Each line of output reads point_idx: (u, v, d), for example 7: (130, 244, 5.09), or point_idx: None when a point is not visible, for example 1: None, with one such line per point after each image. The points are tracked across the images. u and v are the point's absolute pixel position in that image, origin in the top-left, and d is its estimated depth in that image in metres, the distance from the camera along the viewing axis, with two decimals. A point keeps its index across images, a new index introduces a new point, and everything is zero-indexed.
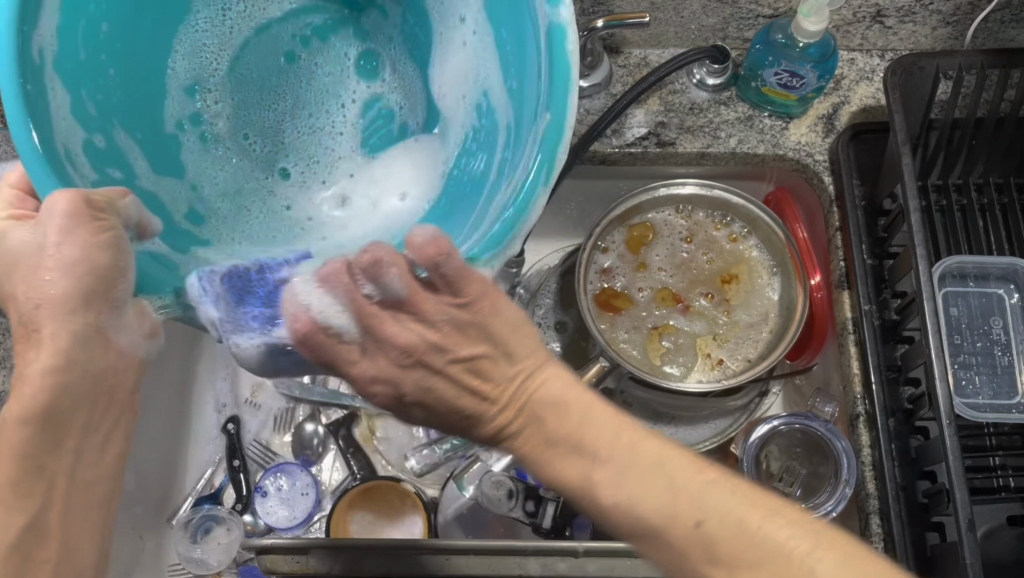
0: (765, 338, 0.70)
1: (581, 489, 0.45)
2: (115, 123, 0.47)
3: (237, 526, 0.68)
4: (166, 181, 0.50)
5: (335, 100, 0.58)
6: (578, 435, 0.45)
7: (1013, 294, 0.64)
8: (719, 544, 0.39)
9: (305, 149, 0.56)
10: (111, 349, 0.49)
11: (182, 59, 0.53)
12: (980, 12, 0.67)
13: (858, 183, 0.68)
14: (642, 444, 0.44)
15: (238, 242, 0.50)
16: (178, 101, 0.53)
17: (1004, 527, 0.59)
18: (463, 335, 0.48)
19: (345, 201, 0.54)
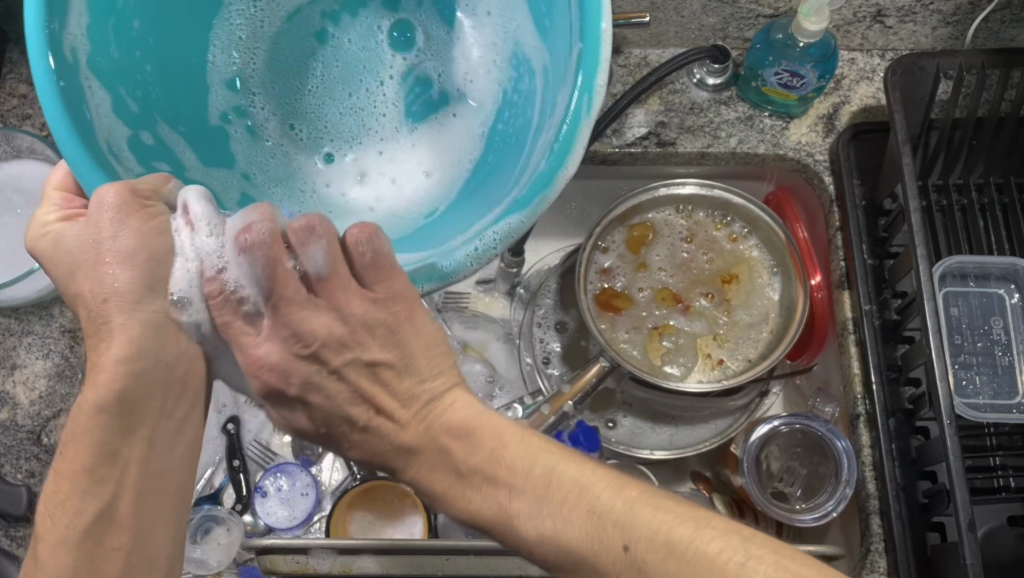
0: (765, 339, 0.70)
1: (503, 518, 0.46)
2: (155, 117, 0.47)
3: (237, 526, 0.68)
4: (216, 172, 0.50)
5: (373, 77, 0.56)
6: (494, 464, 0.46)
7: (1013, 294, 0.64)
8: (648, 562, 0.41)
9: (346, 128, 0.55)
10: (179, 336, 0.48)
11: (221, 53, 0.53)
12: (980, 12, 0.67)
13: (859, 183, 0.68)
14: (559, 466, 0.45)
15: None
16: (222, 93, 0.52)
17: (1004, 527, 0.59)
18: (363, 350, 0.49)
19: (374, 179, 0.53)
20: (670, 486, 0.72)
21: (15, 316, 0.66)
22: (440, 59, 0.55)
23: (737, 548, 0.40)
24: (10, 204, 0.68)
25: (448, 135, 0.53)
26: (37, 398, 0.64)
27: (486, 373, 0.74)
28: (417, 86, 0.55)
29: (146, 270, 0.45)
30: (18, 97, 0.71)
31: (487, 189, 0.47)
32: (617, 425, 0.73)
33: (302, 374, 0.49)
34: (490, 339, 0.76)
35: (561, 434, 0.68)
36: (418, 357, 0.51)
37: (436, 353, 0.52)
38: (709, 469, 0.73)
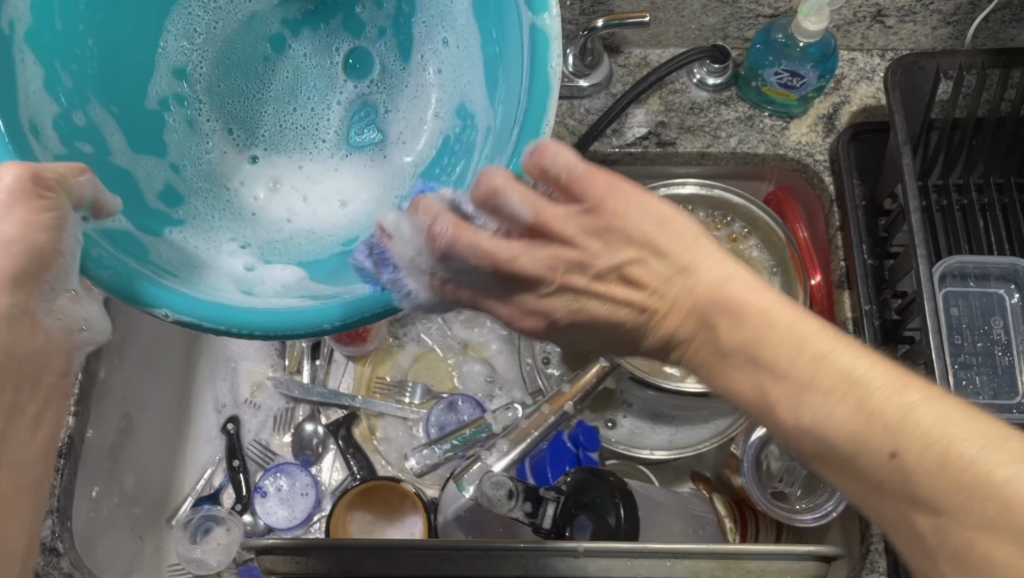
0: None
1: (762, 410, 0.38)
2: (89, 94, 0.46)
3: (237, 526, 0.67)
4: (143, 159, 0.48)
5: (320, 96, 0.55)
6: (755, 344, 0.37)
7: (1012, 294, 0.64)
8: (918, 473, 0.33)
9: (280, 143, 0.53)
10: (38, 331, 0.44)
11: (175, 40, 0.52)
12: (980, 12, 0.67)
13: (858, 183, 0.68)
14: (811, 341, 0.36)
15: (210, 228, 0.48)
16: (166, 80, 0.51)
17: None
18: (565, 235, 0.41)
19: (284, 193, 0.52)
20: (670, 486, 0.72)
21: None
22: (389, 90, 0.54)
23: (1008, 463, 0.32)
24: None
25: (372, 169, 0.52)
26: None
27: (486, 374, 0.75)
28: (362, 109, 0.54)
29: (27, 262, 0.42)
30: None
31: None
32: (617, 426, 0.73)
33: (551, 268, 0.41)
34: (490, 339, 0.77)
35: (561, 434, 0.69)
36: (642, 225, 0.40)
37: (674, 226, 0.40)
38: (709, 470, 0.73)
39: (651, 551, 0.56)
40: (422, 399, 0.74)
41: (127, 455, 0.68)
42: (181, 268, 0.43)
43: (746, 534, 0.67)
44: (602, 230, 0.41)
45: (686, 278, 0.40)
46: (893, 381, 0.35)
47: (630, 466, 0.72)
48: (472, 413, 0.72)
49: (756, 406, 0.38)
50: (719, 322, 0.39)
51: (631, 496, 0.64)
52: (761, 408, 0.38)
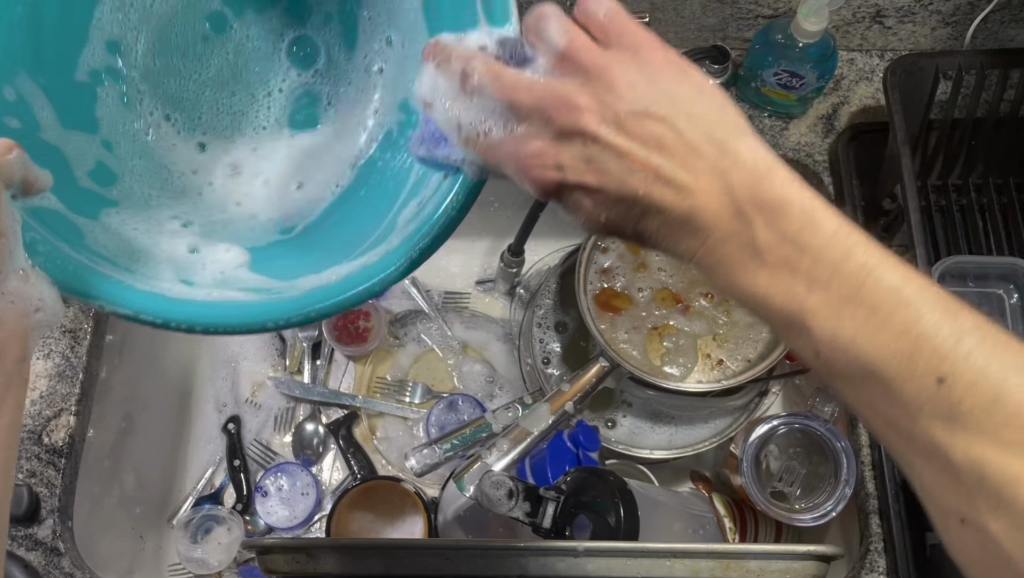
0: (765, 338, 0.70)
1: (792, 312, 0.37)
2: (16, 65, 0.40)
3: (237, 526, 0.68)
4: (73, 135, 0.43)
5: (260, 83, 0.51)
6: (798, 237, 0.37)
7: (1013, 294, 0.64)
8: (969, 391, 0.33)
9: (221, 129, 0.49)
10: None
11: (111, 10, 0.45)
12: (980, 12, 0.67)
13: (858, 184, 0.69)
14: (856, 249, 0.36)
15: (149, 212, 0.44)
16: (100, 51, 0.45)
17: None
18: (604, 68, 0.41)
19: (239, 182, 0.48)
20: (670, 486, 0.73)
21: None
22: (335, 80, 0.50)
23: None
24: None
25: (312, 155, 0.49)
26: (38, 398, 0.61)
27: (486, 373, 0.76)
28: (302, 97, 0.51)
29: None
30: None
31: (334, 237, 0.43)
32: (617, 425, 0.73)
33: (568, 108, 0.41)
34: (490, 339, 0.77)
35: (561, 433, 0.69)
36: (658, 93, 0.40)
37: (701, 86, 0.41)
38: (708, 469, 0.73)
39: (650, 551, 0.56)
40: (422, 399, 0.74)
41: (128, 454, 0.68)
42: (121, 257, 0.40)
43: (746, 534, 0.67)
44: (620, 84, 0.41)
45: (720, 155, 0.39)
46: (936, 306, 0.35)
47: (629, 465, 0.72)
48: (473, 413, 0.72)
49: (784, 321, 0.37)
50: (757, 190, 0.37)
51: (631, 496, 0.63)
52: (794, 320, 0.37)
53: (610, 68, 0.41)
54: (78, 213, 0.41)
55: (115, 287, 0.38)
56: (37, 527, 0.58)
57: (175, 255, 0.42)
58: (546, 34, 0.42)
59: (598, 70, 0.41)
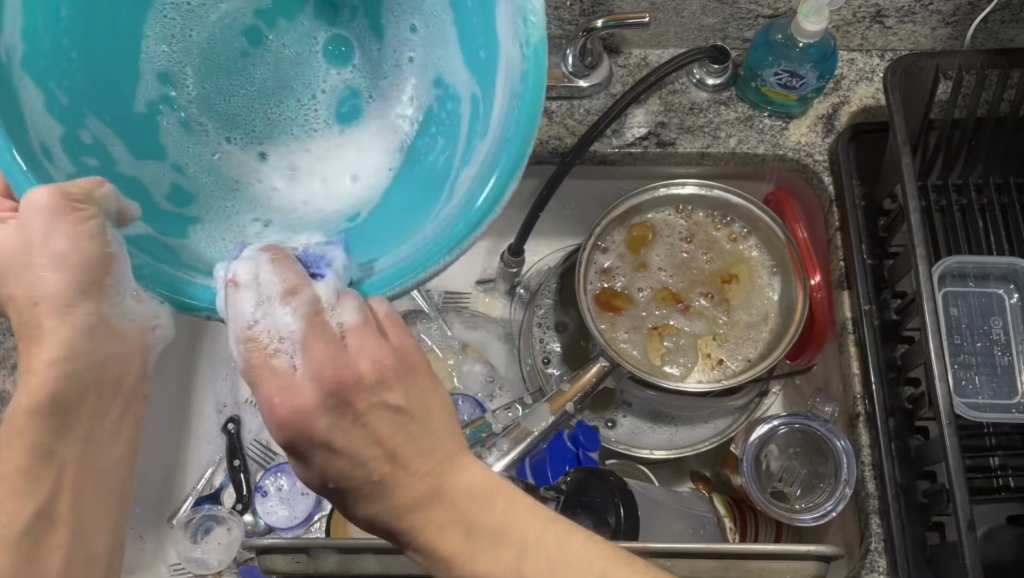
0: (765, 338, 0.70)
1: (504, 560, 0.41)
2: (85, 109, 0.45)
3: (237, 526, 0.68)
4: (147, 164, 0.48)
5: (304, 87, 0.55)
6: (476, 522, 0.42)
7: (1013, 294, 0.64)
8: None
9: (274, 134, 0.53)
10: (114, 336, 0.46)
11: (156, 44, 0.51)
12: (980, 12, 0.67)
13: (858, 183, 0.69)
14: (530, 527, 0.42)
15: (228, 215, 0.48)
16: (152, 83, 0.50)
17: (1003, 526, 0.60)
18: (357, 371, 0.41)
19: (304, 179, 0.51)
20: (670, 486, 0.73)
21: None
22: (372, 74, 0.55)
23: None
24: None
25: (364, 135, 0.53)
26: None
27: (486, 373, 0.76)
28: (345, 96, 0.55)
29: (83, 274, 0.44)
30: None
31: (405, 208, 0.47)
32: (617, 425, 0.73)
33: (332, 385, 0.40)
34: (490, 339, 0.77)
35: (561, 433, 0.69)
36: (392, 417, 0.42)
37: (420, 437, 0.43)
38: (709, 469, 0.73)
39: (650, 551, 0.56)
40: None
41: None
42: (209, 260, 0.44)
43: (746, 534, 0.68)
44: (371, 400, 0.42)
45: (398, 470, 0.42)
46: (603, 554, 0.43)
47: (628, 465, 0.72)
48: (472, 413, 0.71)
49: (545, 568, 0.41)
50: (472, 526, 0.42)
51: (631, 495, 0.63)
52: (548, 573, 0.41)
53: (359, 393, 0.41)
54: (167, 232, 0.46)
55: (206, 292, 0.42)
56: None
57: (268, 245, 0.46)
58: (340, 311, 0.41)
59: (352, 387, 0.41)
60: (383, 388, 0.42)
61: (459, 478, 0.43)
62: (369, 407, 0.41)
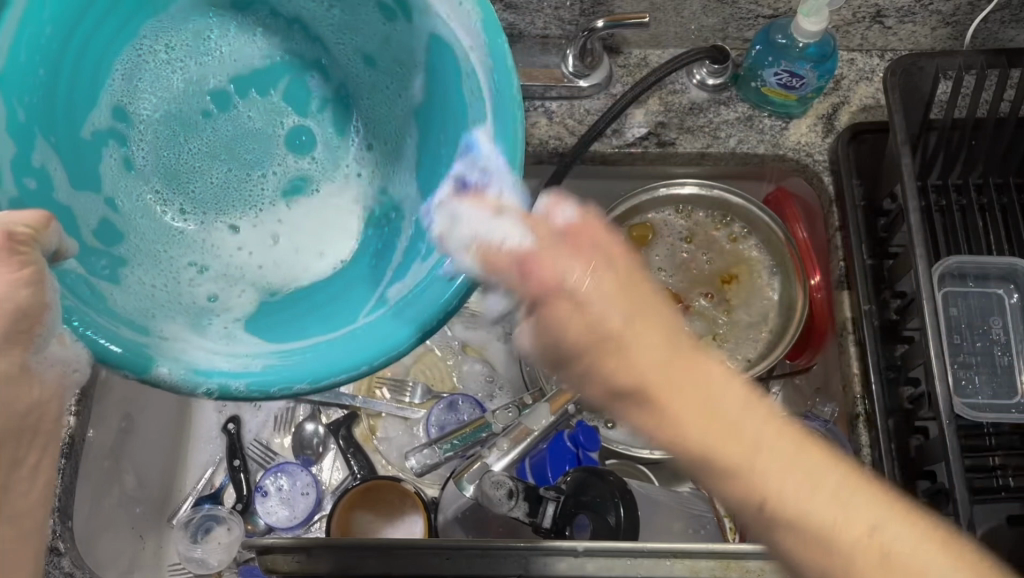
0: (765, 339, 0.70)
1: (712, 463, 0.39)
2: (36, 130, 0.45)
3: (237, 526, 0.68)
4: (81, 197, 0.49)
5: (258, 164, 0.56)
6: (680, 357, 0.40)
7: (1013, 294, 0.65)
8: (895, 560, 0.37)
9: (223, 199, 0.55)
10: (33, 383, 0.44)
11: (123, 79, 0.53)
12: (980, 12, 0.67)
13: (857, 182, 0.68)
14: (762, 456, 0.39)
15: (163, 266, 0.50)
16: (105, 115, 0.52)
17: (1003, 526, 0.58)
18: (582, 235, 0.43)
19: (254, 245, 0.54)
20: (670, 486, 0.72)
21: None
22: (325, 162, 0.58)
23: (790, 491, 0.38)
24: None
25: (317, 217, 0.56)
26: None
27: (486, 373, 0.76)
28: (295, 181, 0.57)
29: (11, 319, 0.41)
30: None
31: (345, 298, 0.49)
32: (617, 426, 0.73)
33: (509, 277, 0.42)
34: (490, 339, 0.77)
35: (561, 433, 0.69)
36: (559, 271, 0.42)
37: (590, 246, 0.42)
38: None
39: (650, 551, 0.56)
40: (422, 399, 0.75)
41: (129, 455, 0.68)
42: (138, 316, 0.44)
43: (745, 534, 0.68)
44: (580, 288, 0.41)
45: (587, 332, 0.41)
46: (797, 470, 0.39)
47: (628, 465, 0.72)
48: (473, 413, 0.72)
49: (726, 473, 0.39)
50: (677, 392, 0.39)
51: (631, 495, 0.63)
52: (736, 466, 0.39)
53: (562, 280, 0.41)
54: (97, 274, 0.45)
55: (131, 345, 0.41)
56: None
57: (194, 302, 0.48)
58: (558, 213, 0.43)
59: (543, 300, 0.42)
60: (571, 266, 0.42)
61: (725, 401, 0.39)
62: (572, 309, 0.41)
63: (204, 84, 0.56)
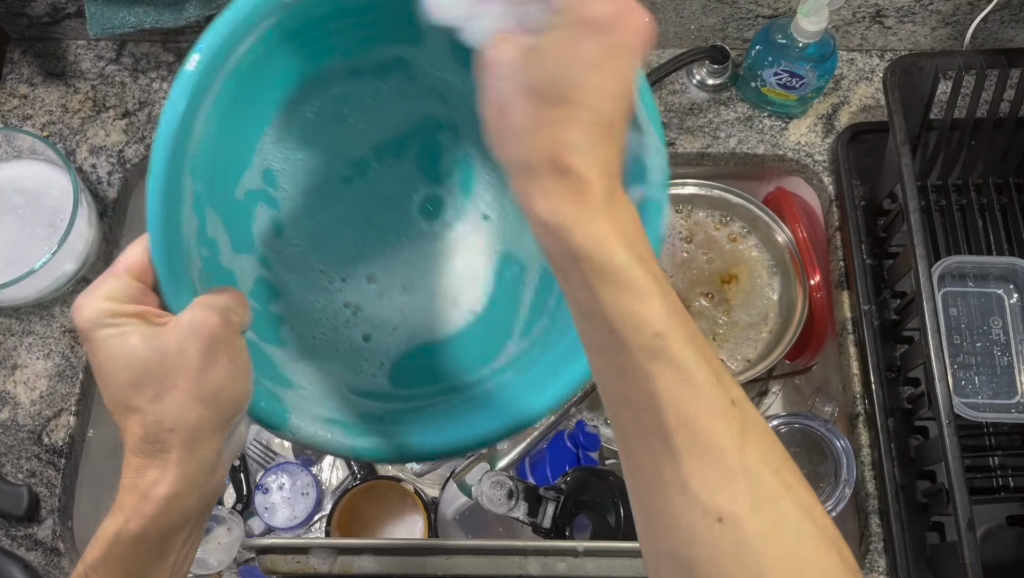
0: (765, 338, 0.70)
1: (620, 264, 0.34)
2: (211, 205, 0.44)
3: (238, 525, 0.67)
4: (241, 258, 0.48)
5: (396, 235, 0.59)
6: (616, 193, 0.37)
7: (1013, 294, 0.65)
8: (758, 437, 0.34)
9: (362, 259, 0.57)
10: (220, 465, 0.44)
11: (271, 142, 0.50)
12: (980, 12, 0.67)
13: (858, 183, 0.68)
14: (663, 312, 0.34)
15: (315, 315, 0.52)
16: (259, 178, 0.50)
17: (1004, 526, 0.60)
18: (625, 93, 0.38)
19: (388, 298, 0.56)
20: None
21: (15, 316, 0.66)
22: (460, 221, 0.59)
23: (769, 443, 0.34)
24: (12, 204, 0.66)
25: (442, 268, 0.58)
26: (38, 398, 0.64)
27: None
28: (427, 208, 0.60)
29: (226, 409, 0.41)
30: (18, 98, 0.71)
31: (482, 344, 0.52)
32: None
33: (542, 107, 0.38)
34: None
35: (561, 434, 0.69)
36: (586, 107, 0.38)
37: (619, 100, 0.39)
38: None
39: None
40: None
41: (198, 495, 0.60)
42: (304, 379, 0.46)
43: None
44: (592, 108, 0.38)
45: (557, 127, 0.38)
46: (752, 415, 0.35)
47: None
48: None
49: (648, 357, 0.33)
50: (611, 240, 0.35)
51: None
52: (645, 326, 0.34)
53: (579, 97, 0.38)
54: (266, 338, 0.47)
55: (277, 407, 0.42)
56: (37, 527, 0.61)
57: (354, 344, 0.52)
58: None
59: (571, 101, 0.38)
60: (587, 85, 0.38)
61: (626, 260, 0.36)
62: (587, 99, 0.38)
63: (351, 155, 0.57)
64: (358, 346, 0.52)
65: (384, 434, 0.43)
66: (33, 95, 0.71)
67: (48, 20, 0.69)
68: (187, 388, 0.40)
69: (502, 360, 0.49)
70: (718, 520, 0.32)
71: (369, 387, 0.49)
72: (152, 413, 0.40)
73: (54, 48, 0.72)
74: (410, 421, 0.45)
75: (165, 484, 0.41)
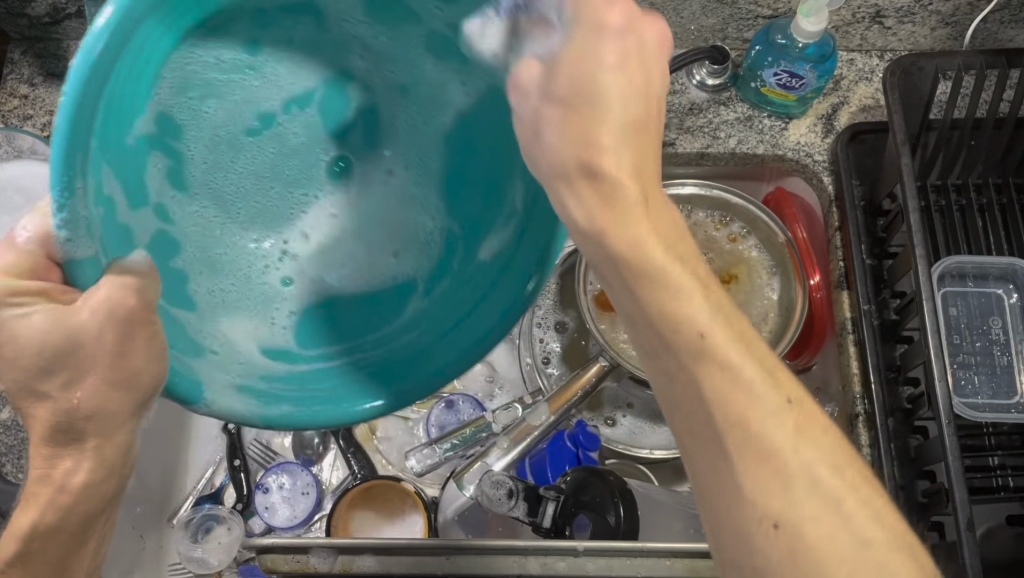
0: (765, 338, 0.70)
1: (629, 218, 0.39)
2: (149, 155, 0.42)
3: (237, 526, 0.67)
4: (142, 216, 0.42)
5: (303, 196, 0.53)
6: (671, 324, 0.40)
7: (1012, 294, 0.65)
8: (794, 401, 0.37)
9: (268, 218, 0.52)
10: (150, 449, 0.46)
11: (169, 83, 0.41)
12: (980, 12, 0.67)
13: (857, 183, 0.68)
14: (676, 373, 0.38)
15: (211, 283, 0.48)
16: (151, 121, 0.41)
17: (1003, 526, 0.60)
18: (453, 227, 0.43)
19: (304, 259, 0.53)
20: (670, 486, 0.72)
21: None
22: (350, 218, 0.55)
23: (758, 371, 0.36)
24: (13, 204, 0.66)
25: (364, 198, 0.55)
26: None
27: (486, 373, 0.75)
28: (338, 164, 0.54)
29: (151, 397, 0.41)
30: (19, 98, 0.71)
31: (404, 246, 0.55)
32: (617, 425, 0.73)
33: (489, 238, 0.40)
34: None
35: (562, 434, 0.69)
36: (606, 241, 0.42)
37: None
38: None
39: (650, 551, 0.56)
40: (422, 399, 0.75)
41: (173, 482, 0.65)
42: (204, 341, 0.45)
43: None
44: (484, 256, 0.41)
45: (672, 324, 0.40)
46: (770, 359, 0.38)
47: (628, 465, 0.72)
48: (472, 411, 0.72)
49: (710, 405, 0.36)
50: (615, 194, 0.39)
51: (632, 497, 0.62)
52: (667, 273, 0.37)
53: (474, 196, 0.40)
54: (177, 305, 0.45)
55: (188, 382, 0.42)
56: None
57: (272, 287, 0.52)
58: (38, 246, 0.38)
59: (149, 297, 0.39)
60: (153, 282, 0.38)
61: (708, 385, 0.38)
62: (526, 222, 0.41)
63: (253, 100, 0.47)
64: (256, 295, 0.51)
65: (318, 410, 0.45)
66: (34, 95, 0.71)
67: (49, 20, 0.69)
68: (105, 373, 0.39)
69: (389, 335, 0.52)
70: (773, 527, 0.34)
71: (276, 344, 0.50)
72: (66, 400, 0.39)
73: (54, 48, 0.72)
74: (350, 395, 0.47)
75: (80, 474, 0.41)
